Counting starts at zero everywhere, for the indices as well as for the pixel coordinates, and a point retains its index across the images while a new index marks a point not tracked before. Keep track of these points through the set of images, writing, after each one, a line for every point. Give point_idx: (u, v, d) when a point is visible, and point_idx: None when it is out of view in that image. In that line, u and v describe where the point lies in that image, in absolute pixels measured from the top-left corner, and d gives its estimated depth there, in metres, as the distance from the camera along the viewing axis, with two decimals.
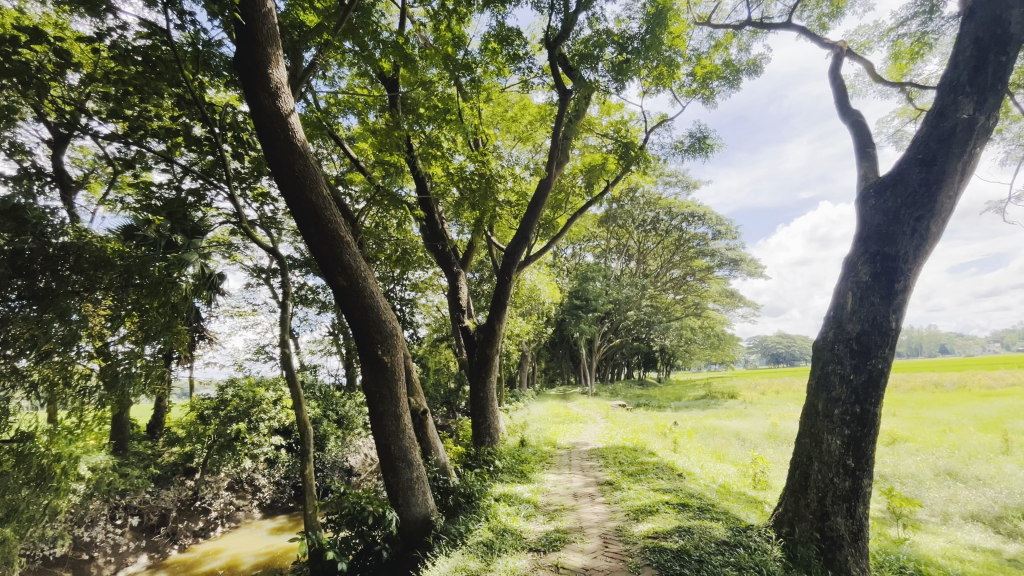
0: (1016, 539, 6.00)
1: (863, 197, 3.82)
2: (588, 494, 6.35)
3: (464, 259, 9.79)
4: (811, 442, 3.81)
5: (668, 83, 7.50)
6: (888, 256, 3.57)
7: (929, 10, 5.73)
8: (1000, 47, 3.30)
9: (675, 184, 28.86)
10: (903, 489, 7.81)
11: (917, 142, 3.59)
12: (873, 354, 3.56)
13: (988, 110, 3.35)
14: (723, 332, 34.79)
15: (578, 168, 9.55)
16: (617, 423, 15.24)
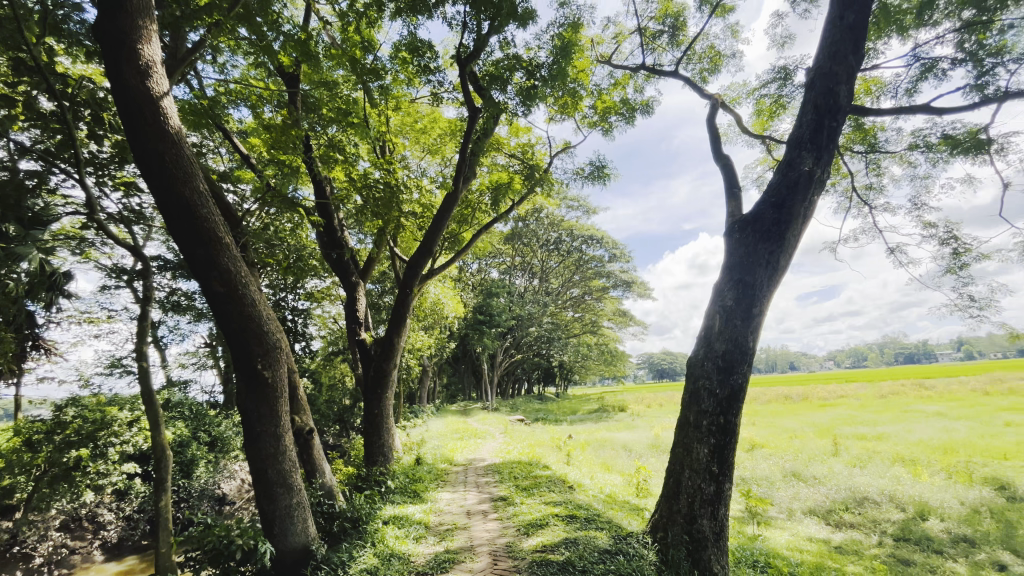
0: (841, 529, 7.07)
1: (729, 231, 4.30)
2: (481, 511, 6.31)
3: (364, 269, 9.36)
4: (683, 450, 4.14)
5: (571, 113, 7.98)
6: (747, 284, 4.03)
7: (783, 77, 6.78)
8: (833, 113, 3.95)
9: (576, 208, 30.66)
10: (759, 491, 8.86)
11: (771, 187, 4.14)
12: (734, 370, 3.98)
13: (823, 165, 3.97)
14: (616, 349, 37.16)
15: (485, 184, 9.68)
16: (515, 438, 15.45)
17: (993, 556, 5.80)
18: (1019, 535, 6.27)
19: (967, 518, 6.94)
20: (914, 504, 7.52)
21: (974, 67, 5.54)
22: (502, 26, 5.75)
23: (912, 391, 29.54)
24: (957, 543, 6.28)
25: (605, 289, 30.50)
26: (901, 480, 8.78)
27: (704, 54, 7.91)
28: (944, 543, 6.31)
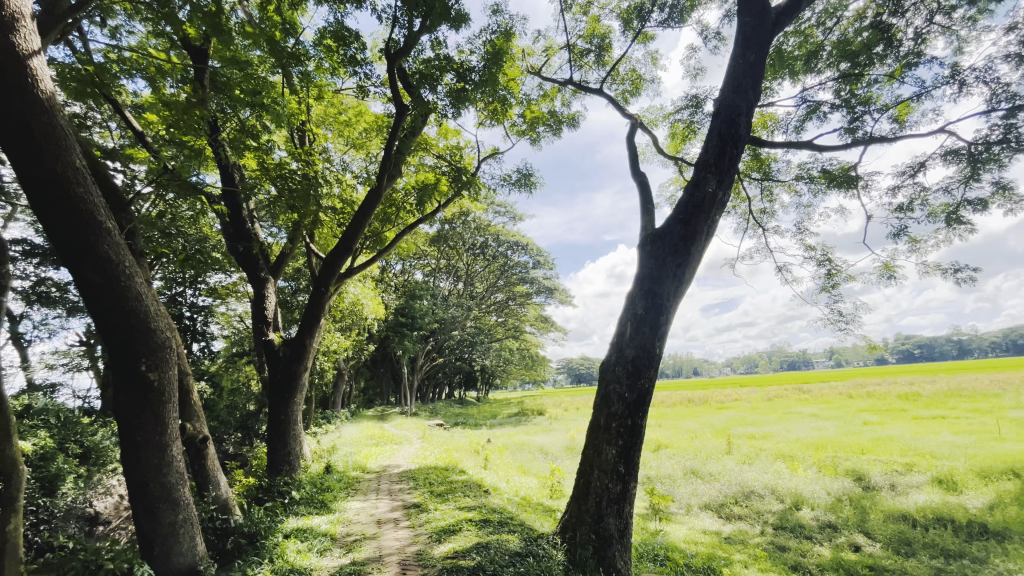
0: (730, 521, 7.75)
1: (642, 244, 4.55)
2: (393, 520, 6.12)
3: (275, 265, 8.75)
4: (593, 452, 4.30)
5: (501, 120, 8.06)
6: (656, 294, 4.27)
7: (694, 105, 7.36)
8: (734, 141, 4.31)
9: (503, 214, 31.08)
10: (662, 488, 9.47)
11: (680, 205, 4.44)
12: (642, 374, 4.19)
13: (724, 188, 4.32)
14: (536, 354, 37.96)
15: (410, 184, 9.48)
16: (433, 443, 15.20)
17: (850, 539, 6.64)
18: (871, 519, 7.25)
19: (831, 506, 7.91)
20: (791, 496, 8.43)
21: (848, 113, 6.38)
22: (434, 25, 5.68)
23: (793, 391, 35.62)
24: (824, 528, 7.12)
25: (529, 294, 31.20)
26: (781, 475, 9.81)
27: (626, 76, 8.38)
28: (814, 529, 7.12)
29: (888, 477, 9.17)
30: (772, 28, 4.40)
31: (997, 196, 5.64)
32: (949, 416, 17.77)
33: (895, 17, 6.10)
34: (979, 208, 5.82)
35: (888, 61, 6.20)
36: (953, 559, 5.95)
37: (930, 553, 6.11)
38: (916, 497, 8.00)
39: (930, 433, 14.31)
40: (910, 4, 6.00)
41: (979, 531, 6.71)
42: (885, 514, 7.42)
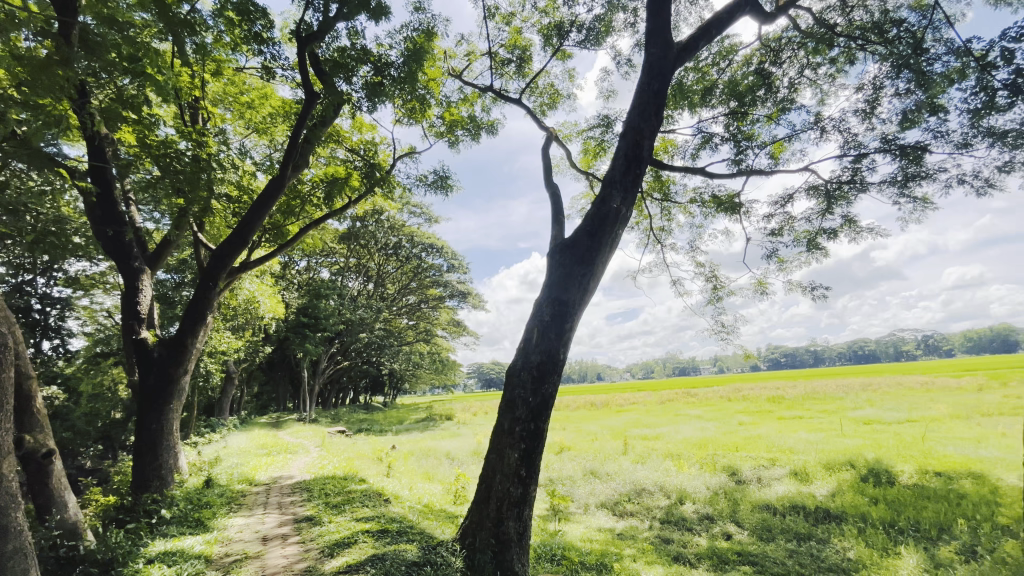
0: (623, 518, 8.24)
1: (551, 253, 4.61)
2: (281, 536, 5.67)
3: (154, 254, 7.76)
4: (495, 456, 4.25)
5: (419, 119, 7.90)
6: (562, 302, 4.32)
7: (605, 125, 7.82)
8: (638, 162, 4.57)
9: (419, 215, 30.44)
10: (563, 489, 9.81)
11: (587, 216, 4.58)
12: (546, 379, 4.22)
13: (627, 205, 4.55)
14: (448, 358, 37.58)
15: (318, 176, 8.95)
16: (332, 451, 14.38)
17: (724, 528, 7.36)
18: (741, 509, 8.10)
19: (709, 499, 8.71)
20: (676, 491, 9.16)
21: (734, 146, 7.14)
22: (353, 14, 5.43)
23: (683, 394, 39.16)
24: (702, 520, 7.84)
25: (441, 298, 30.83)
26: (669, 473, 10.61)
27: (545, 90, 8.66)
28: (694, 521, 7.79)
29: (755, 472, 10.32)
30: (673, 62, 4.77)
31: (845, 228, 6.64)
32: (805, 416, 20.48)
33: (774, 66, 6.95)
34: (831, 237, 6.80)
35: (767, 104, 7.05)
36: (803, 541, 6.83)
37: (786, 537, 6.97)
38: (776, 489, 9.09)
39: (791, 431, 16.34)
40: (786, 56, 6.89)
41: (824, 515, 7.78)
42: (752, 504, 8.34)
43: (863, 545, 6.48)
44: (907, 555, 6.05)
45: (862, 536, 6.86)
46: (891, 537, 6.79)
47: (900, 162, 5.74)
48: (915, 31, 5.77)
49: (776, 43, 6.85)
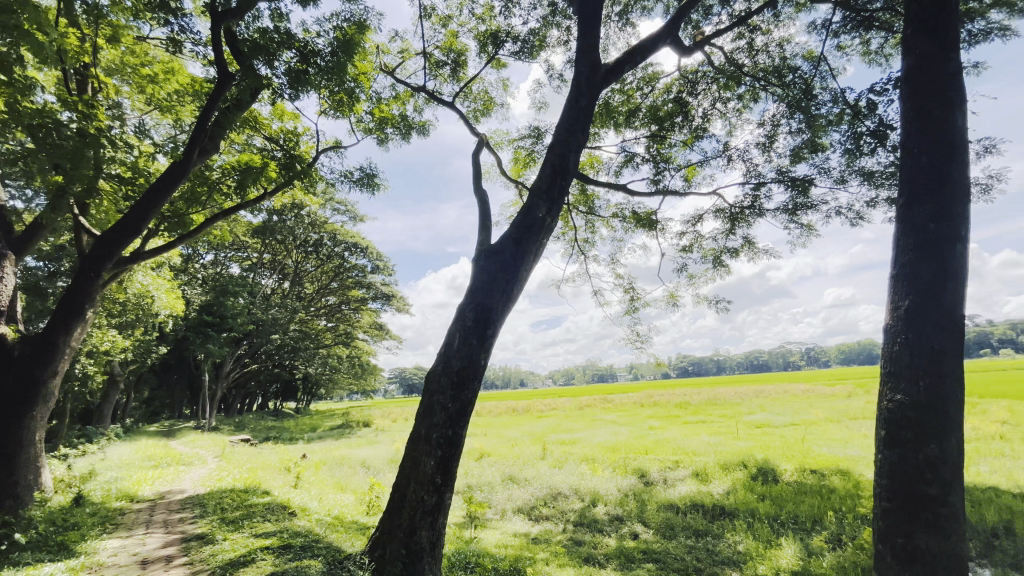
0: (538, 522, 8.38)
1: (475, 258, 4.45)
2: (164, 558, 5.10)
3: (20, 238, 6.68)
4: (410, 465, 3.96)
5: (347, 113, 7.58)
6: (485, 306, 4.15)
7: (535, 136, 8.00)
8: (565, 174, 4.64)
9: (342, 212, 29.14)
10: (481, 495, 9.79)
11: (514, 223, 4.51)
12: (466, 385, 4.00)
13: (552, 215, 4.58)
14: (368, 362, 36.22)
15: (229, 162, 8.23)
16: (233, 461, 13.22)
17: (631, 529, 7.73)
18: (648, 509, 8.56)
19: (620, 501, 9.11)
20: (590, 494, 9.49)
21: (654, 167, 7.61)
22: None
23: (599, 400, 40.88)
24: (612, 521, 8.18)
25: (363, 299, 29.66)
26: (584, 476, 10.96)
27: (478, 96, 8.70)
28: (605, 522, 8.11)
29: (662, 473, 10.98)
30: (600, 82, 4.97)
31: (745, 248, 7.32)
32: (707, 420, 22.14)
33: (691, 96, 7.51)
34: (733, 256, 7.46)
35: (683, 130, 7.60)
36: (700, 537, 7.35)
37: (686, 533, 7.46)
38: (680, 488, 9.72)
39: (694, 434, 17.62)
40: (701, 88, 7.47)
41: (719, 512, 8.44)
42: (658, 504, 8.85)
43: (751, 538, 7.11)
44: (787, 545, 6.72)
45: (751, 530, 7.53)
46: (774, 530, 7.51)
47: (791, 192, 6.44)
48: (807, 79, 6.54)
49: (693, 76, 7.41)
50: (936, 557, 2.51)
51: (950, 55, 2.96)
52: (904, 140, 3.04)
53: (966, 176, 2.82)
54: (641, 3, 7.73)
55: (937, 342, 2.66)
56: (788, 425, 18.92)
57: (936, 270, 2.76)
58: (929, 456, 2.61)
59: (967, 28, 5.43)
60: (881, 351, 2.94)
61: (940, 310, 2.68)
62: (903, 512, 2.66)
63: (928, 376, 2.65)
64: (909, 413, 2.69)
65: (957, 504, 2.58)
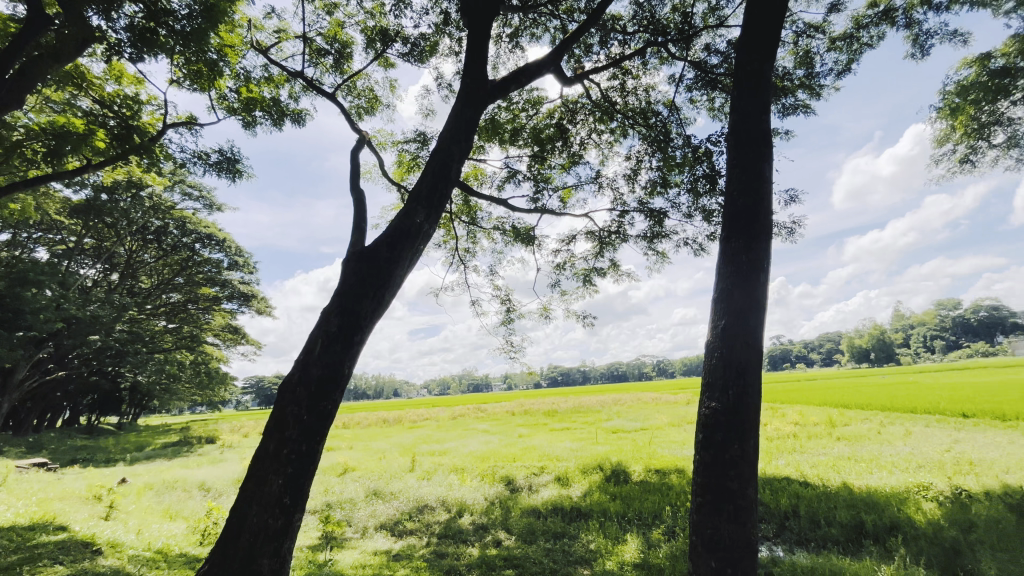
0: (402, 536, 8.07)
1: (345, 260, 4.13)
2: None
3: None
4: (253, 484, 3.47)
5: (206, 88, 6.71)
6: (352, 312, 3.84)
7: (421, 142, 7.92)
8: (446, 182, 4.57)
9: (195, 198, 25.64)
10: (341, 513, 9.16)
11: (389, 226, 4.28)
12: (326, 396, 3.67)
13: (430, 222, 4.44)
14: (217, 370, 32.11)
15: (37, 123, 6.69)
16: (16, 492, 10.54)
17: (494, 536, 7.85)
18: (511, 516, 8.77)
19: (485, 509, 9.22)
20: (456, 505, 9.43)
21: (535, 185, 7.99)
22: None
23: (473, 409, 41.39)
24: (477, 530, 8.22)
25: (216, 298, 26.81)
26: (452, 487, 10.88)
27: (363, 93, 8.34)
28: (470, 532, 8.12)
29: (527, 480, 11.37)
30: (486, 96, 5.04)
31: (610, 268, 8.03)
32: (571, 427, 23.66)
33: (570, 124, 8.05)
34: (600, 275, 8.14)
35: (562, 154, 8.11)
36: (557, 539, 7.75)
37: (546, 537, 7.79)
38: (543, 494, 10.16)
39: (559, 440, 18.68)
40: (579, 117, 8.06)
41: (575, 514, 8.99)
42: (522, 510, 9.11)
43: (601, 536, 7.68)
44: (630, 540, 7.40)
45: (601, 529, 8.12)
46: (621, 527, 8.21)
47: (649, 221, 7.23)
48: (666, 123, 7.43)
49: (573, 105, 7.95)
50: (733, 542, 2.95)
51: (762, 117, 3.58)
52: (727, 184, 3.58)
53: (770, 220, 3.41)
54: (530, 29, 8.13)
55: (742, 358, 3.16)
56: (640, 429, 21.05)
57: (747, 298, 3.28)
58: (732, 455, 3.07)
59: (782, 101, 6.68)
60: (702, 363, 3.40)
61: (745, 330, 3.21)
62: (712, 505, 3.06)
63: (735, 386, 3.13)
64: (719, 417, 3.15)
65: (751, 496, 3.06)
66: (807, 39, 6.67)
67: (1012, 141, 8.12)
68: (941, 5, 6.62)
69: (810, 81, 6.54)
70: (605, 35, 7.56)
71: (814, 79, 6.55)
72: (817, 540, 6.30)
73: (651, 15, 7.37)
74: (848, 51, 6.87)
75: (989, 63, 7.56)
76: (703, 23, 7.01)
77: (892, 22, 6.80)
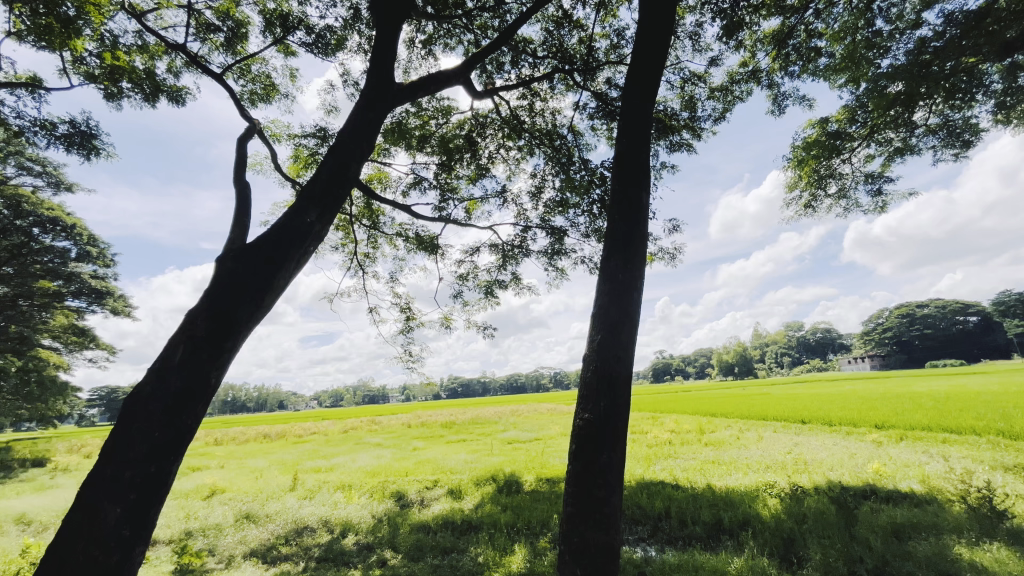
0: (276, 562, 7.36)
1: (221, 258, 3.72)
2: None
3: None
4: (81, 515, 2.92)
5: (59, 48, 5.73)
6: (223, 317, 3.45)
7: (320, 139, 7.50)
8: (342, 182, 4.33)
9: (38, 176, 21.77)
10: (202, 542, 8.12)
11: (275, 225, 3.94)
12: (185, 410, 3.24)
13: (322, 223, 4.17)
14: (54, 380, 27.12)
15: None
16: None
17: (379, 556, 7.47)
18: (399, 533, 8.42)
19: (371, 527, 8.76)
20: (340, 525, 8.85)
21: (440, 194, 7.94)
22: None
23: (367, 422, 39.53)
24: (361, 550, 7.77)
25: (59, 294, 22.17)
26: (336, 506, 10.19)
27: (258, 78, 7.69)
28: (352, 553, 7.63)
29: (419, 494, 11.05)
30: (391, 98, 4.90)
31: (511, 281, 8.22)
32: (467, 439, 23.64)
33: (479, 137, 8.12)
34: (502, 287, 8.29)
35: (469, 166, 8.19)
36: (445, 555, 7.59)
37: (434, 553, 7.61)
38: (434, 508, 9.93)
39: (454, 453, 18.52)
40: (489, 132, 8.18)
41: (466, 527, 8.91)
42: (411, 526, 8.81)
43: (489, 548, 7.68)
44: (518, 550, 7.46)
45: (491, 540, 8.13)
46: (510, 537, 8.28)
47: (550, 238, 7.53)
48: (570, 146, 7.83)
49: (483, 119, 8.06)
50: (598, 548, 3.11)
51: (642, 149, 3.91)
52: (611, 208, 3.84)
53: (645, 245, 3.72)
54: (443, 39, 8.13)
55: (615, 371, 3.39)
56: (533, 440, 21.65)
57: (622, 317, 3.53)
58: (602, 464, 3.27)
59: (670, 138, 7.39)
60: (579, 376, 3.58)
61: (618, 344, 3.45)
62: (580, 514, 3.21)
63: (606, 398, 3.35)
64: (591, 427, 3.34)
65: (616, 503, 3.27)
66: (691, 85, 7.49)
67: (842, 193, 9.78)
68: (793, 73, 7.82)
69: (693, 123, 7.32)
70: (516, 56, 7.80)
71: (696, 122, 7.33)
72: (685, 538, 6.90)
73: (559, 43, 7.77)
74: (723, 101, 7.81)
75: (827, 126, 9.06)
76: (605, 58, 7.54)
77: (757, 82, 7.88)
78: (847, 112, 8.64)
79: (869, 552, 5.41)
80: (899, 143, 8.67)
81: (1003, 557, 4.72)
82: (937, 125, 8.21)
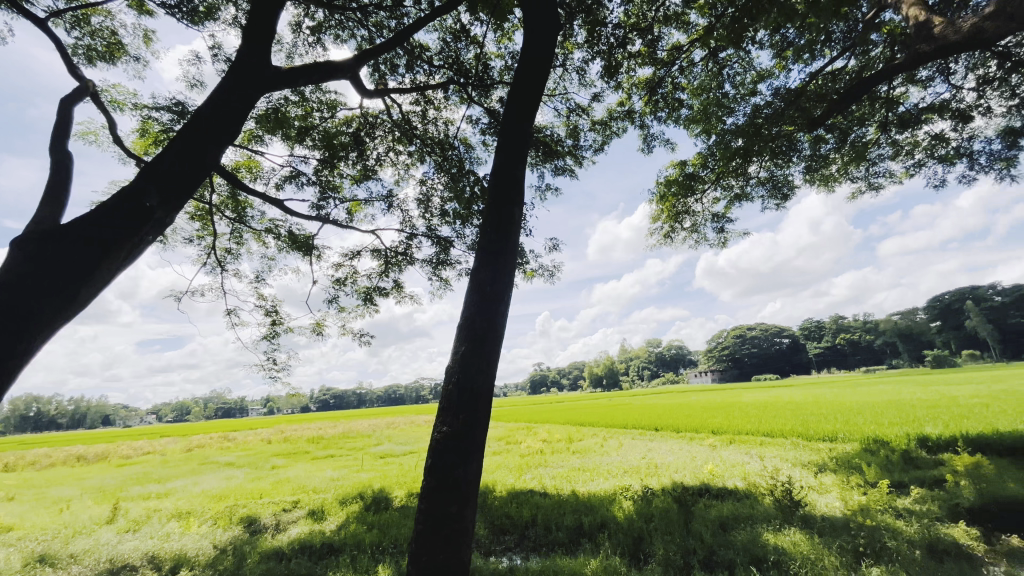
0: None
1: (18, 241, 3.01)
2: None
3: None
4: None
5: None
6: (15, 313, 2.79)
7: (177, 115, 6.58)
8: (194, 166, 3.80)
9: None
10: None
11: (101, 207, 3.31)
12: None
13: (165, 210, 3.61)
14: None
15: None
16: None
17: None
18: (245, 563, 7.49)
19: (211, 560, 7.67)
20: (171, 560, 7.61)
21: (320, 192, 7.45)
22: None
23: (217, 438, 34.94)
24: None
25: None
26: (168, 538, 8.76)
27: (99, 34, 6.52)
28: None
29: (274, 518, 9.99)
30: (266, 81, 4.45)
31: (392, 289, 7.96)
32: (335, 455, 22.13)
33: (367, 137, 7.80)
34: (382, 294, 7.97)
35: (354, 166, 7.82)
36: None
37: None
38: (290, 532, 9.05)
39: (319, 470, 17.19)
40: (378, 133, 7.88)
41: (326, 550, 8.25)
42: (261, 554, 7.91)
43: (350, 571, 7.18)
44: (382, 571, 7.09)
45: (352, 563, 7.61)
46: (373, 557, 7.85)
47: (435, 248, 7.44)
48: (461, 158, 7.85)
49: (372, 119, 7.74)
50: (446, 565, 3.09)
51: (518, 168, 4.06)
52: (484, 222, 3.92)
53: (514, 261, 3.85)
54: (334, 30, 7.69)
55: (476, 385, 3.43)
56: (408, 453, 20.99)
57: (486, 330, 3.59)
58: (456, 478, 3.27)
59: (555, 162, 7.82)
60: (440, 389, 3.56)
61: (481, 357, 3.50)
62: (431, 530, 3.16)
63: (465, 412, 3.37)
64: (449, 441, 3.33)
65: (468, 517, 3.28)
66: (576, 116, 8.04)
67: (694, 227, 11.20)
68: (661, 118, 8.83)
69: (575, 150, 7.83)
70: (411, 60, 7.66)
71: (578, 150, 7.86)
72: (548, 543, 7.17)
73: (456, 56, 7.83)
74: (603, 134, 8.50)
75: (684, 168, 10.33)
76: (499, 78, 7.77)
77: (631, 121, 8.72)
78: (700, 158, 9.94)
79: (701, 544, 6.15)
80: (738, 190, 10.21)
81: (798, 539, 5.69)
82: (765, 179, 9.83)
